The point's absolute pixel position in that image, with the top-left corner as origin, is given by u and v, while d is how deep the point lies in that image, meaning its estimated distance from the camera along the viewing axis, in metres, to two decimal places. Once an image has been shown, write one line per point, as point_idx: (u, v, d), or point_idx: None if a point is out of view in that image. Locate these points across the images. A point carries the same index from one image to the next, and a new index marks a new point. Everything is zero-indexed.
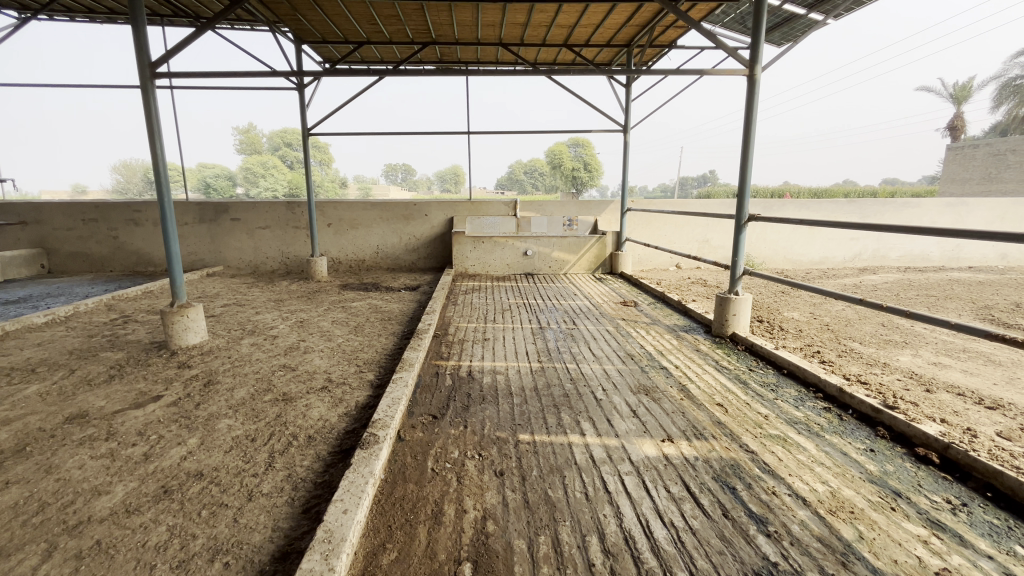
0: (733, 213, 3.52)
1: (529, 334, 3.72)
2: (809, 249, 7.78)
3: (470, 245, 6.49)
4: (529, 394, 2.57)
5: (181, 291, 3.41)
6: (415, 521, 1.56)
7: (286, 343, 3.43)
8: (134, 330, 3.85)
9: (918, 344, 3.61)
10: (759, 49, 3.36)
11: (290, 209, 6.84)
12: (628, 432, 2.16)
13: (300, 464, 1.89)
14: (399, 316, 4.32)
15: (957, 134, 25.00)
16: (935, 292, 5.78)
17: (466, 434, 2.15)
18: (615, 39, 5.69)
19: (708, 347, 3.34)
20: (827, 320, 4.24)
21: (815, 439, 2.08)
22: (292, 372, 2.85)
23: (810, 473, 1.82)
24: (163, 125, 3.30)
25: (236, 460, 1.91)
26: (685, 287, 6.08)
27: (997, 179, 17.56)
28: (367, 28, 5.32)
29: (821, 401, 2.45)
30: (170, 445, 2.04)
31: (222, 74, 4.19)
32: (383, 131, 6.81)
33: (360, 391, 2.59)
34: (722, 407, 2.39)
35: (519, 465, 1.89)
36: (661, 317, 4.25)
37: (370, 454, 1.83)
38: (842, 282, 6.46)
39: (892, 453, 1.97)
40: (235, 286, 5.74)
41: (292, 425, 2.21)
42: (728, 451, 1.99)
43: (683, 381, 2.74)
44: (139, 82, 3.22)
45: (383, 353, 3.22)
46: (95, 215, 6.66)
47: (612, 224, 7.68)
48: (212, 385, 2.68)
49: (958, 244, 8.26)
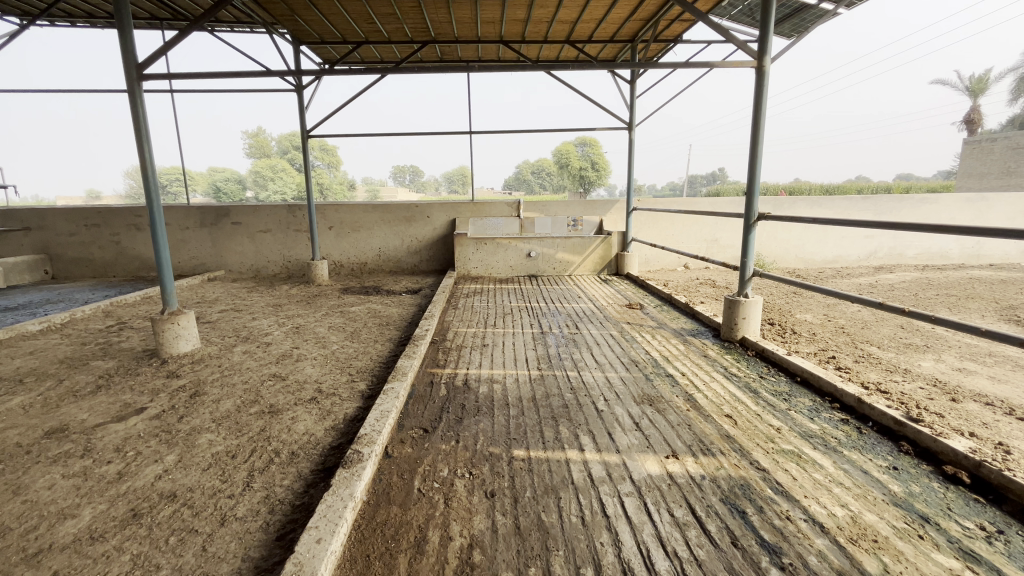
0: (742, 212, 3.35)
1: (530, 339, 3.60)
2: (822, 247, 7.57)
3: (473, 247, 6.37)
4: (526, 405, 2.45)
5: (173, 298, 3.33)
6: (395, 551, 1.44)
7: (279, 351, 3.34)
8: (128, 337, 3.79)
9: (940, 348, 3.43)
10: (768, 39, 3.20)
11: (291, 212, 6.78)
12: (629, 447, 2.02)
13: (279, 485, 1.78)
14: (397, 321, 4.21)
15: (973, 127, 24.43)
16: (955, 291, 5.55)
17: (457, 450, 2.02)
18: (619, 35, 5.55)
19: (716, 353, 3.19)
20: (843, 323, 4.07)
21: (831, 455, 1.93)
22: (282, 382, 2.75)
23: (827, 495, 1.67)
24: (151, 128, 3.22)
25: (213, 479, 1.81)
26: (694, 288, 5.91)
27: (1016, 174, 17.08)
28: (365, 28, 5.23)
29: (837, 412, 2.29)
30: (146, 462, 1.94)
31: (214, 76, 4.10)
32: (384, 132, 6.72)
33: (350, 402, 2.47)
34: (731, 419, 2.24)
35: (512, 486, 1.77)
36: (668, 321, 4.09)
37: (352, 475, 1.71)
38: (858, 282, 6.24)
39: (918, 471, 1.81)
40: (236, 291, 5.68)
41: (275, 440, 2.10)
42: (738, 469, 1.84)
43: (689, 391, 2.59)
44: (126, 85, 3.15)
45: (377, 362, 3.10)
46: (98, 221, 6.66)
47: (618, 224, 7.55)
48: (199, 396, 2.58)
49: (978, 242, 7.99)
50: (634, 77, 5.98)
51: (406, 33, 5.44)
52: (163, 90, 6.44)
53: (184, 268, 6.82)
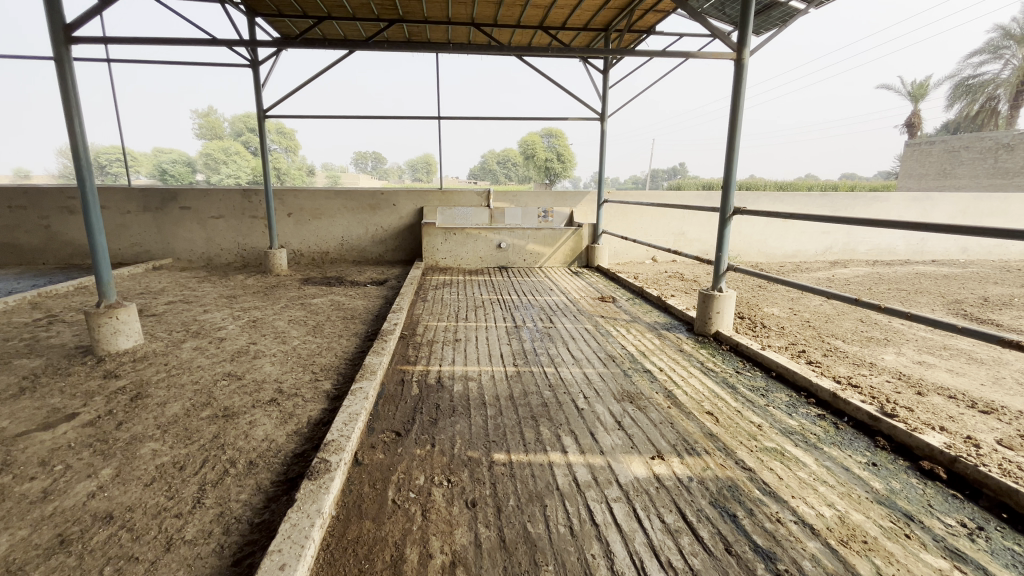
0: (717, 206, 3.33)
1: (503, 333, 3.49)
2: (783, 242, 7.81)
3: (441, 237, 6.18)
4: (504, 404, 2.34)
5: (110, 289, 3.02)
6: (369, 573, 1.31)
7: (234, 347, 3.08)
8: (58, 333, 3.41)
9: (899, 341, 3.55)
10: (747, 32, 3.17)
11: (246, 197, 6.37)
12: (613, 448, 1.96)
13: (236, 500, 1.60)
14: (363, 314, 4.00)
15: (914, 130, 25.92)
16: (905, 286, 5.82)
17: (434, 455, 1.90)
18: (593, 22, 5.44)
19: (691, 348, 3.18)
20: (808, 316, 4.17)
21: (813, 452, 1.92)
22: (237, 382, 2.52)
23: (814, 494, 1.65)
24: (83, 99, 2.88)
25: (158, 496, 1.61)
26: (663, 281, 5.94)
27: (951, 175, 18.25)
28: (327, 2, 4.90)
29: (814, 407, 2.31)
30: (77, 478, 1.70)
31: (158, 43, 3.72)
32: (347, 115, 6.39)
33: (314, 404, 2.29)
34: (712, 416, 2.22)
35: (495, 494, 1.66)
36: (641, 314, 4.08)
37: (318, 487, 1.56)
38: (816, 276, 6.45)
39: (896, 467, 1.83)
40: (184, 281, 5.27)
41: (230, 447, 1.91)
42: (724, 469, 1.81)
43: (669, 387, 2.55)
44: (52, 49, 2.79)
45: (342, 358, 2.91)
46: (24, 202, 6.01)
47: (588, 216, 7.53)
48: (141, 400, 2.33)
49: (923, 238, 8.44)
50: (607, 67, 5.90)
51: (371, 9, 5.14)
52: (100, 60, 5.86)
53: (126, 255, 6.30)
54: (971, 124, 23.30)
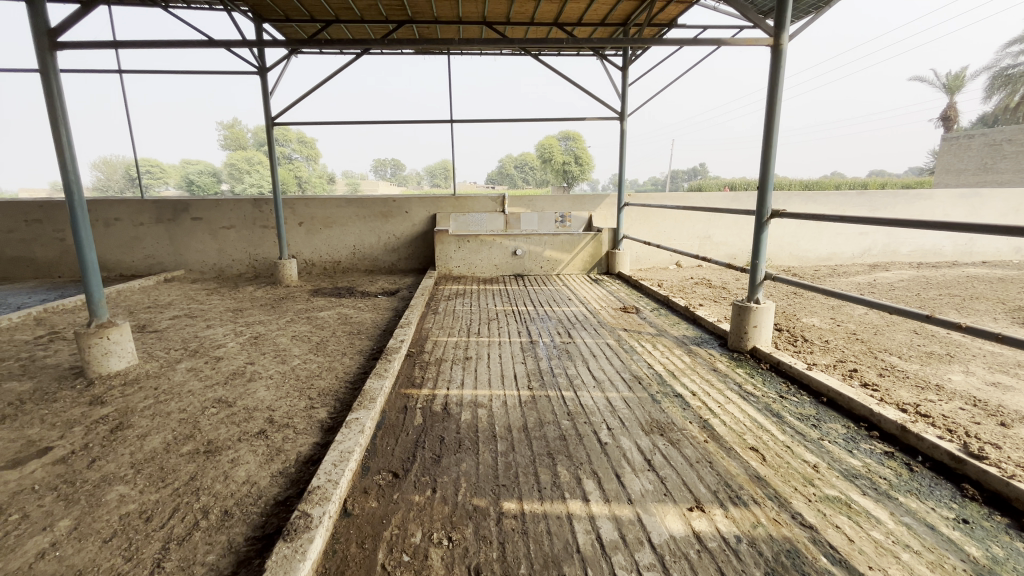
0: (753, 208, 2.99)
1: (517, 350, 3.22)
2: (816, 244, 7.38)
3: (454, 245, 5.94)
4: (516, 438, 2.07)
5: (102, 308, 2.86)
6: None
7: (229, 368, 2.89)
8: (55, 352, 3.28)
9: (965, 358, 3.16)
10: (785, 15, 2.86)
11: (257, 206, 6.26)
12: (643, 495, 1.67)
13: (200, 564, 1.37)
14: (370, 329, 3.78)
15: (949, 124, 24.75)
16: (957, 291, 5.34)
17: (435, 503, 1.64)
18: (612, 16, 5.18)
19: (727, 367, 2.85)
20: (854, 328, 3.79)
21: (885, 503, 1.61)
22: (226, 411, 2.31)
23: (896, 565, 1.34)
24: (69, 106, 2.74)
25: (113, 558, 1.39)
26: (690, 289, 5.59)
27: (992, 170, 17.29)
28: (334, 5, 4.76)
29: (878, 443, 1.98)
30: (30, 532, 1.50)
31: (158, 47, 3.60)
32: (358, 120, 6.24)
33: (305, 438, 2.06)
34: (757, 453, 1.91)
35: (504, 559, 1.39)
36: (668, 327, 3.76)
37: (295, 550, 1.32)
38: (856, 280, 6.01)
39: (993, 526, 1.50)
40: (192, 294, 5.16)
41: (206, 492, 1.69)
42: (779, 526, 1.50)
43: (704, 416, 2.24)
44: (36, 55, 2.66)
45: (342, 381, 2.69)
46: (39, 216, 6.03)
47: (607, 220, 7.25)
48: (122, 431, 2.14)
49: (972, 239, 7.87)
50: (626, 63, 5.62)
51: (380, 11, 4.98)
52: (111, 72, 5.83)
53: (140, 268, 6.28)
54: (1012, 116, 22.12)
